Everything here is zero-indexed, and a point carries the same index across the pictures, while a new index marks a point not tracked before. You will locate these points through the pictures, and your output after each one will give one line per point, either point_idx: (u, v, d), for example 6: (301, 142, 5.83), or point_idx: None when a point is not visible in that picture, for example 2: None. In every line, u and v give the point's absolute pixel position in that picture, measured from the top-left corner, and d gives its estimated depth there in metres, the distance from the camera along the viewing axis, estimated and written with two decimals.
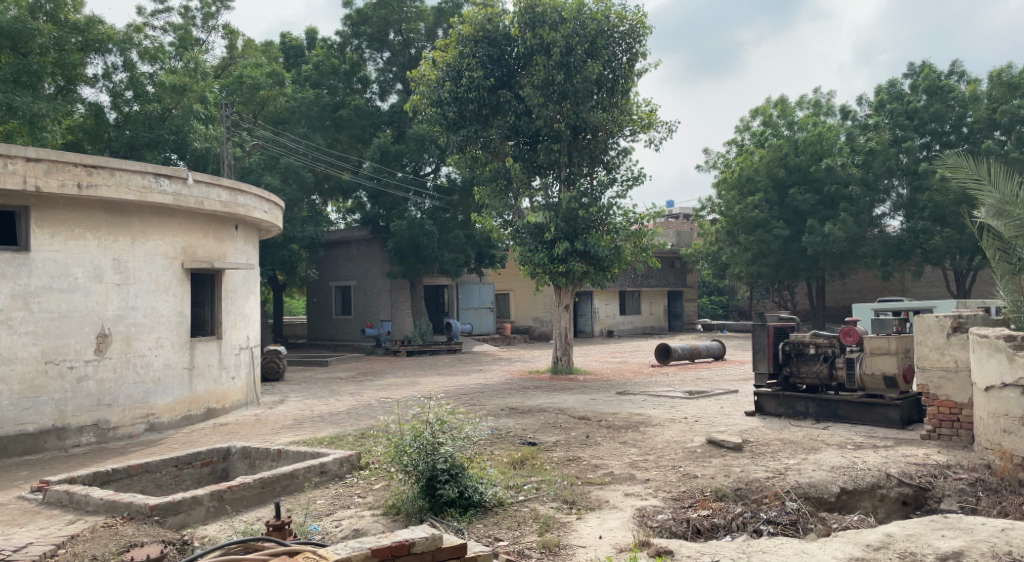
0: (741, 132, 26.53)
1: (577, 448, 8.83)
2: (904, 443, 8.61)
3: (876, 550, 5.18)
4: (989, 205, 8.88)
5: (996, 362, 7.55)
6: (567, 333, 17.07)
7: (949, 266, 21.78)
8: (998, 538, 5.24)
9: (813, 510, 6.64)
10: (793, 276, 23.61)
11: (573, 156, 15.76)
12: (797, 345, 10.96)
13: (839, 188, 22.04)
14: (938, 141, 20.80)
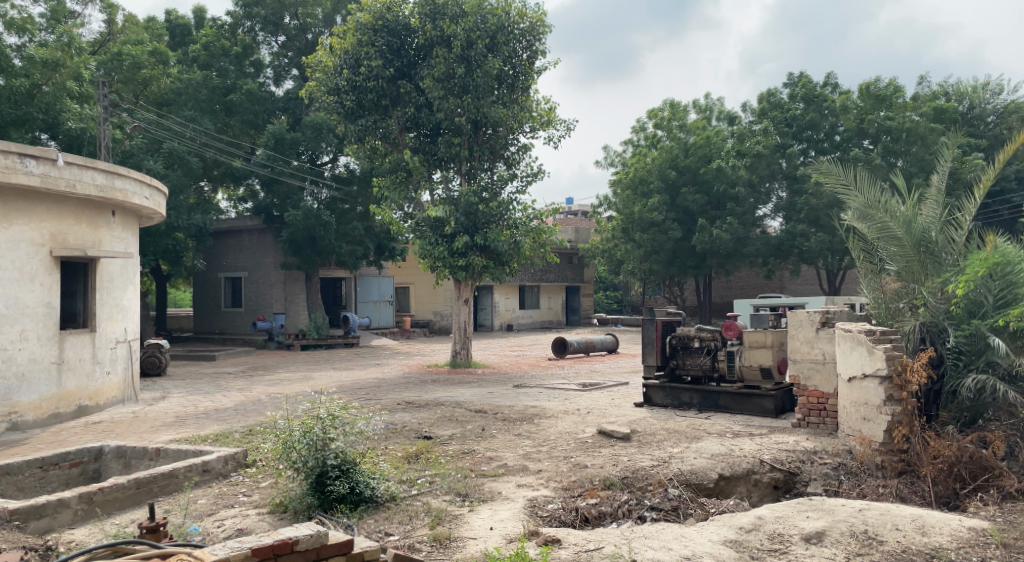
0: (636, 132, 27.36)
1: (472, 441, 8.91)
2: (777, 431, 9.17)
3: (747, 532, 5.52)
4: (855, 208, 9.54)
5: (858, 355, 8.15)
6: (466, 327, 17.16)
7: (823, 265, 23.30)
8: (856, 518, 5.65)
9: (693, 496, 6.99)
10: (682, 273, 24.62)
11: (474, 150, 15.78)
12: (683, 339, 11.50)
13: (726, 188, 23.10)
14: (814, 148, 22.14)
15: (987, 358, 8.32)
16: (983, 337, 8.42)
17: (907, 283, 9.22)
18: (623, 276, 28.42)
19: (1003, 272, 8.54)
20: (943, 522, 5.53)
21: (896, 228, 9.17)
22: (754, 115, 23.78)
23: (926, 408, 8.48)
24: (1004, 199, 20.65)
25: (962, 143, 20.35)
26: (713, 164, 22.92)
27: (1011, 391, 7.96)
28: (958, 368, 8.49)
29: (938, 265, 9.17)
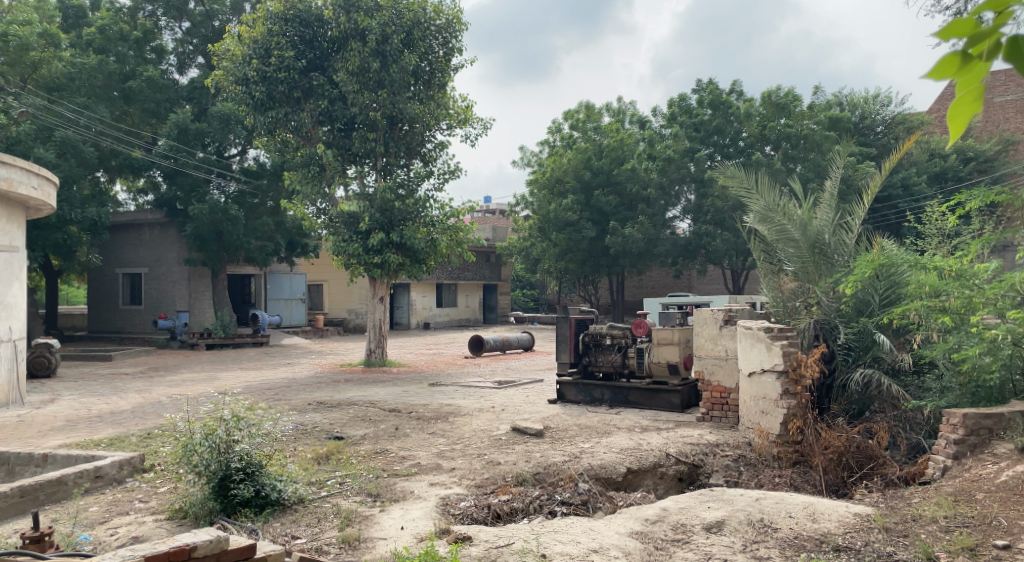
0: (552, 133, 27.69)
1: (384, 441, 8.81)
2: (683, 424, 9.47)
3: (652, 524, 5.68)
4: (756, 211, 9.98)
5: (757, 351, 8.53)
6: (381, 325, 16.94)
7: (729, 265, 24.17)
8: (753, 507, 5.90)
9: (602, 490, 7.12)
10: (597, 272, 25.02)
11: (389, 146, 15.56)
12: (595, 337, 11.75)
13: (638, 190, 23.64)
14: (720, 152, 22.93)
15: (874, 354, 8.84)
16: (870, 333, 8.95)
17: (802, 282, 9.69)
18: (539, 275, 28.66)
19: (888, 272, 9.11)
20: (832, 509, 5.83)
21: (793, 230, 9.63)
22: (664, 120, 24.55)
23: (819, 402, 8.93)
24: (892, 204, 21.95)
25: (855, 150, 21.52)
26: (627, 166, 23.39)
27: (893, 384, 8.47)
28: (848, 363, 8.99)
29: (830, 266, 9.68)
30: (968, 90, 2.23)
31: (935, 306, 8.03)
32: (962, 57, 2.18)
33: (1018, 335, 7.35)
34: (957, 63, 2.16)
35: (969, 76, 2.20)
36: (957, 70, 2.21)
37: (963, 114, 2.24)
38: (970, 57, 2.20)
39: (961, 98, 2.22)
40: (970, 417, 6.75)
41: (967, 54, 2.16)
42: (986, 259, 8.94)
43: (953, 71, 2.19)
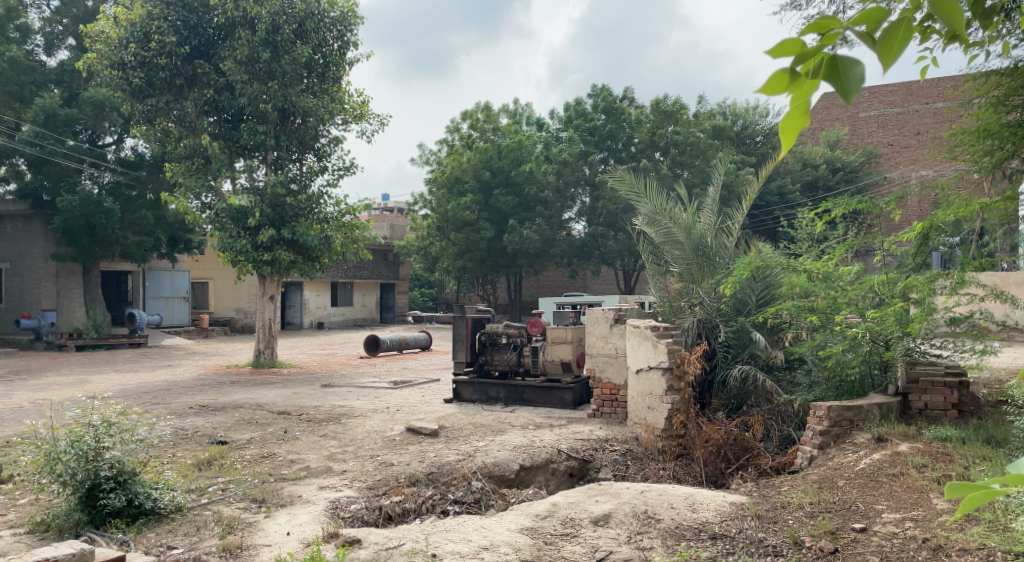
0: (451, 132, 27.62)
1: (272, 444, 8.53)
2: (574, 421, 9.68)
3: (542, 519, 5.79)
4: (644, 213, 10.32)
5: (644, 349, 8.85)
6: (271, 325, 16.38)
7: (621, 266, 24.87)
8: (638, 499, 6.10)
9: (495, 488, 7.16)
10: (494, 272, 25.13)
11: (280, 140, 15.07)
12: (491, 336, 11.85)
13: (536, 191, 23.91)
14: (613, 157, 23.55)
15: (750, 351, 9.33)
16: (747, 332, 9.45)
17: (686, 283, 10.10)
18: (437, 274, 28.52)
19: (763, 274, 9.68)
20: (710, 499, 6.11)
21: (679, 233, 10.02)
22: (561, 123, 24.91)
23: (701, 397, 9.38)
24: (769, 211, 23.20)
25: (736, 158, 22.62)
26: (525, 167, 23.61)
27: (767, 379, 8.97)
28: (727, 360, 9.44)
29: (712, 267, 10.12)
30: (800, 103, 2.04)
31: (804, 305, 8.59)
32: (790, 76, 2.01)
33: (876, 333, 7.93)
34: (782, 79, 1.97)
35: (799, 92, 2.02)
36: (785, 85, 2.03)
37: (792, 128, 2.02)
38: (799, 73, 2.01)
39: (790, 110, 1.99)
40: (833, 409, 7.25)
41: (793, 69, 1.98)
42: (849, 262, 9.60)
43: (781, 88, 2.03)
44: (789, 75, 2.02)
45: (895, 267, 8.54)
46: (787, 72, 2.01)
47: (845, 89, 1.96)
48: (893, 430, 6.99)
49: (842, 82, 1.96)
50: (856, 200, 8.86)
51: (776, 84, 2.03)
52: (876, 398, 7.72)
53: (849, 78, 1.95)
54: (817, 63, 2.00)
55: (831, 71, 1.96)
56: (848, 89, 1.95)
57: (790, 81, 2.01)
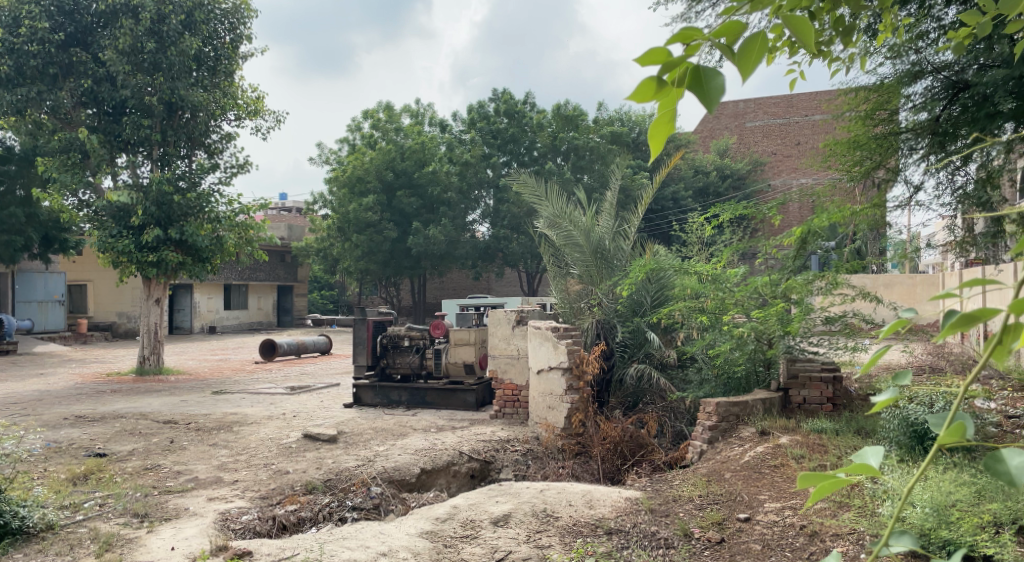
0: (352, 132, 27.21)
1: (157, 456, 8.13)
2: (476, 423, 9.71)
3: (443, 522, 5.78)
4: (545, 216, 10.51)
5: (545, 350, 8.99)
6: (156, 330, 15.57)
7: (524, 268, 25.11)
8: (537, 498, 6.18)
9: (395, 492, 7.08)
10: (397, 274, 24.84)
11: (167, 135, 14.33)
12: (393, 338, 11.80)
13: (439, 193, 23.78)
14: (515, 160, 23.72)
15: (645, 350, 9.64)
16: (642, 332, 9.77)
17: (586, 284, 10.34)
18: (337, 276, 27.95)
19: (658, 276, 10.02)
20: (606, 495, 6.27)
21: (578, 236, 10.22)
22: (464, 125, 24.75)
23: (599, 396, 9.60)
24: (663, 215, 23.97)
25: (632, 163, 23.27)
26: (428, 168, 23.48)
27: (661, 377, 9.28)
28: (624, 359, 9.73)
29: (610, 269, 10.36)
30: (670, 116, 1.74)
31: (694, 306, 8.90)
32: (658, 82, 1.73)
33: (760, 332, 8.30)
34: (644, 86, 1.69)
35: (664, 103, 1.74)
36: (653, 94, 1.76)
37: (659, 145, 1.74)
38: (664, 82, 1.74)
39: (656, 119, 1.73)
40: (721, 405, 7.58)
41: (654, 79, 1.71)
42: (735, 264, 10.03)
43: (649, 95, 1.75)
44: (655, 83, 1.74)
45: (777, 269, 9.01)
46: (654, 79, 1.74)
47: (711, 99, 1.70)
48: (775, 424, 7.38)
49: (705, 94, 1.70)
50: (742, 206, 9.27)
51: (643, 91, 1.75)
52: (760, 394, 8.12)
53: (712, 89, 1.69)
54: (683, 72, 1.74)
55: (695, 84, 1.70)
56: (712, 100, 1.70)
57: (659, 89, 1.74)
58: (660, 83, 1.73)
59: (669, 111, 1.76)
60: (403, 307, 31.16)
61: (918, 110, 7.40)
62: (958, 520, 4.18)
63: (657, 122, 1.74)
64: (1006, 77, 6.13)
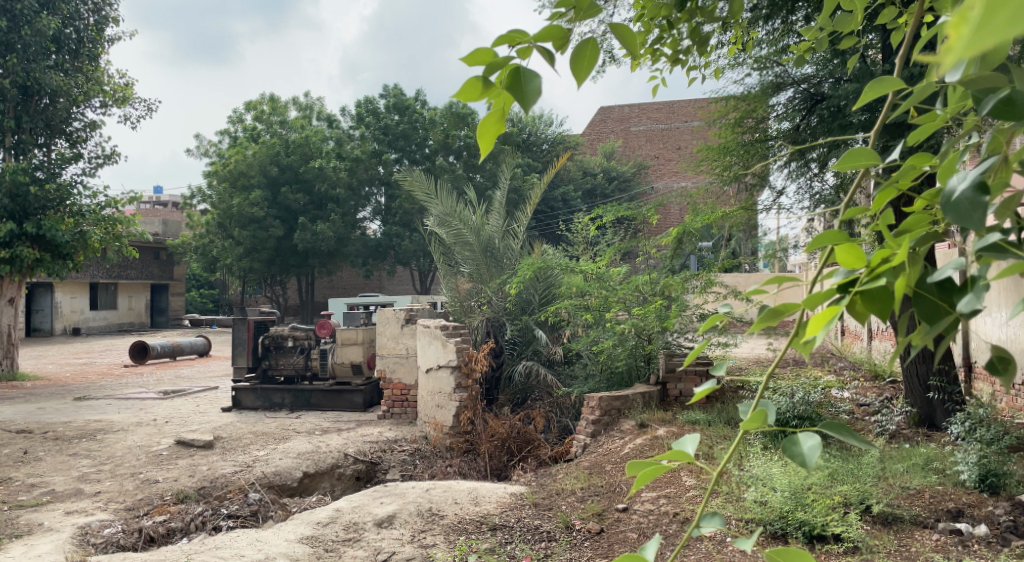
0: (232, 124, 26.18)
1: (9, 468, 7.53)
2: (363, 424, 9.52)
3: (324, 526, 5.66)
4: (435, 214, 10.45)
5: (434, 348, 8.96)
6: (10, 333, 14.38)
7: (415, 266, 24.95)
8: (423, 497, 6.15)
9: (274, 498, 6.84)
10: (282, 273, 24.03)
11: (21, 122, 13.27)
12: (275, 339, 11.46)
13: (326, 189, 23.19)
14: (406, 157, 23.34)
15: (533, 347, 9.79)
16: (530, 329, 9.92)
17: (475, 283, 10.41)
18: (218, 274, 26.83)
19: (545, 274, 10.17)
20: (492, 492, 6.33)
21: (468, 234, 10.24)
22: (352, 120, 24.22)
23: (488, 393, 9.68)
24: (553, 215, 24.34)
25: (522, 163, 23.53)
26: (315, 163, 22.92)
27: (548, 373, 9.43)
28: (513, 357, 9.89)
29: (499, 268, 10.45)
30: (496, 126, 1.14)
31: (580, 303, 9.18)
32: (483, 81, 1.14)
33: (640, 329, 8.57)
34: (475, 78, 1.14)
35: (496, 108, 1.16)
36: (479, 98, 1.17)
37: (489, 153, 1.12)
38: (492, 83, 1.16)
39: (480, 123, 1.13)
40: (604, 399, 7.83)
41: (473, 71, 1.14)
42: (618, 263, 10.35)
43: (473, 96, 1.16)
44: (481, 83, 1.16)
45: (657, 268, 9.36)
46: (476, 78, 1.16)
47: (524, 102, 1.10)
48: (653, 416, 7.68)
49: (519, 96, 1.10)
50: (624, 207, 9.55)
51: (461, 92, 1.17)
52: (640, 388, 8.40)
53: (527, 89, 1.10)
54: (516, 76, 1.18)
55: (508, 80, 1.10)
56: (528, 103, 1.09)
57: (485, 91, 1.14)
58: (486, 83, 1.14)
59: (499, 117, 1.15)
60: (291, 306, 30.29)
61: (781, 119, 7.91)
62: (813, 502, 4.49)
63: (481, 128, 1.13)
64: (855, 90, 6.68)
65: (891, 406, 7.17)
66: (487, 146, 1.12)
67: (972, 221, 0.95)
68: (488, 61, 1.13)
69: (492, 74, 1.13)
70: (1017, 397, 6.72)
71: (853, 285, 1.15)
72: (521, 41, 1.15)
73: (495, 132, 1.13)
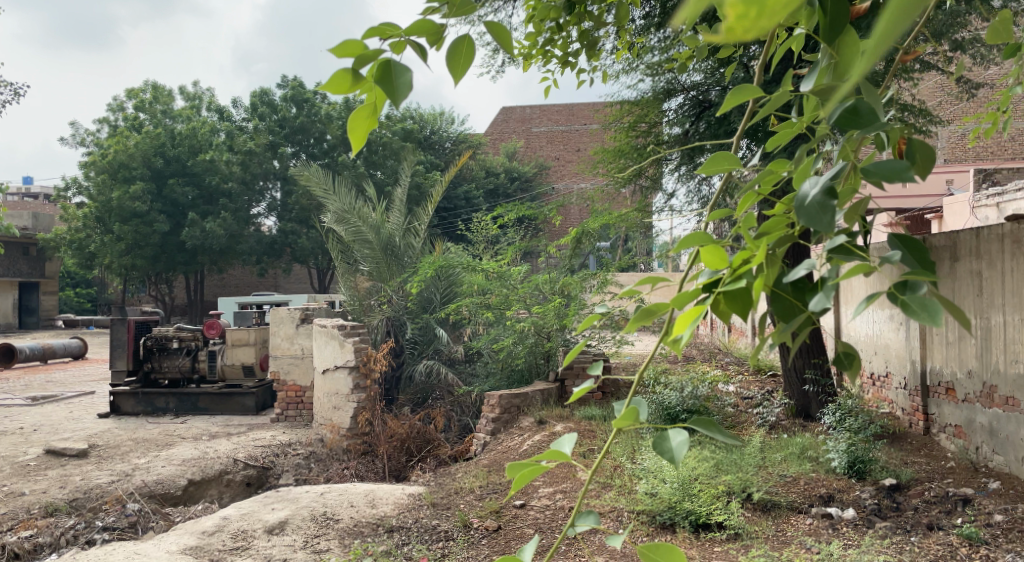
0: (112, 112, 24.71)
1: None
2: (255, 427, 9.20)
3: (210, 535, 5.43)
4: (333, 211, 10.21)
5: (331, 349, 8.77)
6: None
7: (312, 264, 24.29)
8: (317, 502, 6.01)
9: (156, 508, 6.50)
10: (168, 270, 22.85)
11: None
12: (159, 341, 10.94)
13: (216, 183, 22.19)
14: (304, 152, 22.68)
15: (434, 346, 9.74)
16: (431, 328, 9.87)
17: (375, 282, 10.21)
18: (96, 272, 25.25)
19: (447, 273, 10.13)
20: (389, 494, 6.25)
21: (367, 232, 10.02)
22: (245, 112, 23.29)
23: (388, 393, 9.56)
24: (456, 213, 24.23)
25: (424, 160, 23.31)
26: (204, 156, 21.92)
27: (449, 373, 9.39)
28: (414, 356, 9.80)
29: (400, 266, 10.30)
30: (367, 121, 1.05)
31: (481, 301, 9.19)
32: (353, 74, 1.05)
33: (540, 327, 8.72)
34: (345, 71, 1.04)
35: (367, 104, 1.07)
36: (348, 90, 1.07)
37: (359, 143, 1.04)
38: (362, 77, 1.07)
39: (351, 117, 1.03)
40: (503, 397, 7.88)
41: (341, 59, 1.03)
42: (519, 262, 10.44)
43: (342, 88, 1.06)
44: (351, 76, 1.07)
45: (556, 268, 9.47)
46: (347, 70, 1.06)
47: (396, 97, 1.00)
48: (552, 413, 7.79)
49: (390, 90, 1.00)
50: (525, 207, 9.62)
51: (331, 84, 1.07)
52: (539, 385, 8.48)
53: (398, 83, 1.00)
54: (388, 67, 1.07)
55: (378, 72, 1.01)
56: (399, 98, 1.00)
57: (355, 84, 1.05)
58: (354, 77, 1.05)
59: (372, 110, 1.06)
60: (179, 306, 28.93)
61: (673, 124, 8.17)
62: (699, 492, 4.67)
63: (352, 120, 1.04)
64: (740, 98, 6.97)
65: (772, 398, 7.54)
66: (358, 142, 1.02)
67: (821, 224, 1.01)
68: (356, 51, 1.02)
69: (362, 65, 1.03)
70: (882, 388, 7.23)
71: (717, 285, 1.20)
72: (392, 33, 1.05)
73: (367, 127, 1.05)
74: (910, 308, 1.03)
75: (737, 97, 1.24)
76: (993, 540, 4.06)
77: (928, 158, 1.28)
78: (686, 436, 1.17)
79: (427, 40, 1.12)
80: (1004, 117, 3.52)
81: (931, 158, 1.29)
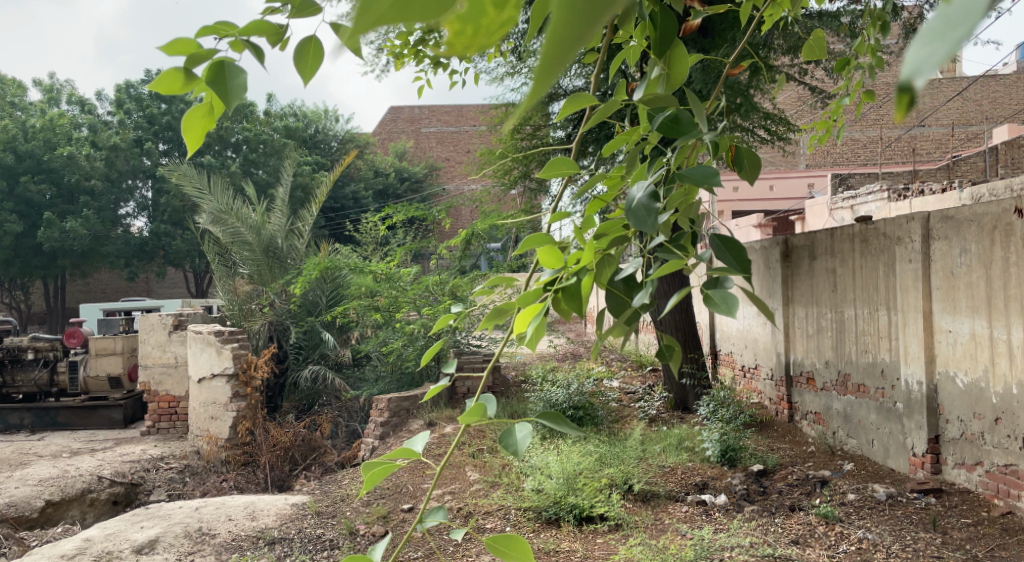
0: None
1: None
2: (122, 442, 8.67)
3: (70, 559, 5.06)
4: (208, 211, 9.69)
5: (206, 356, 8.37)
6: None
7: (188, 267, 23.12)
8: (191, 518, 5.72)
9: (9, 532, 6.01)
10: (24, 275, 21.19)
11: None
12: (12, 352, 10.15)
13: (78, 181, 20.72)
14: (177, 149, 21.51)
15: (320, 351, 9.49)
16: (317, 332, 9.58)
17: (256, 285, 9.93)
18: None
19: (332, 276, 9.85)
20: (270, 505, 6.04)
21: (246, 233, 9.67)
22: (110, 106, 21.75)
23: (273, 400, 9.38)
24: (343, 214, 23.67)
25: (308, 160, 22.62)
26: (61, 151, 20.37)
27: (336, 377, 9.19)
28: (298, 362, 9.52)
29: (282, 269, 10.02)
30: (201, 121, 0.99)
31: (369, 304, 9.02)
32: (184, 72, 0.98)
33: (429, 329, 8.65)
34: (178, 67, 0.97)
35: (202, 103, 1.00)
36: (181, 90, 1.00)
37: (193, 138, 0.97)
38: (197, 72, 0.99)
39: (185, 115, 0.97)
40: (392, 401, 7.75)
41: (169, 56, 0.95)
42: (408, 262, 10.32)
43: (174, 87, 0.99)
44: (184, 73, 1.00)
45: (446, 269, 9.42)
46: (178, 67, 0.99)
47: (228, 98, 0.94)
48: (441, 415, 7.76)
49: (222, 91, 0.94)
50: (414, 208, 9.46)
51: (161, 82, 1.00)
52: (429, 387, 8.39)
53: (229, 85, 0.94)
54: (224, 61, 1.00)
55: (210, 73, 0.95)
56: (231, 97, 0.94)
57: (188, 83, 0.99)
58: (187, 75, 0.99)
59: (206, 108, 1.00)
60: (36, 313, 26.80)
61: (557, 127, 8.31)
62: (583, 486, 4.78)
63: (187, 118, 0.98)
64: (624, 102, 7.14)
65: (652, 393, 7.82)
66: (193, 143, 0.97)
67: (646, 224, 1.04)
68: (188, 51, 0.95)
69: (195, 64, 0.96)
70: (752, 380, 7.62)
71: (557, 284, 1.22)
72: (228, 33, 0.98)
73: (202, 130, 1.00)
74: (716, 301, 1.08)
75: (573, 107, 1.25)
76: (846, 517, 4.37)
77: (754, 166, 1.36)
78: (530, 430, 1.16)
79: (274, 35, 1.05)
80: (838, 124, 3.83)
81: (756, 166, 1.37)
